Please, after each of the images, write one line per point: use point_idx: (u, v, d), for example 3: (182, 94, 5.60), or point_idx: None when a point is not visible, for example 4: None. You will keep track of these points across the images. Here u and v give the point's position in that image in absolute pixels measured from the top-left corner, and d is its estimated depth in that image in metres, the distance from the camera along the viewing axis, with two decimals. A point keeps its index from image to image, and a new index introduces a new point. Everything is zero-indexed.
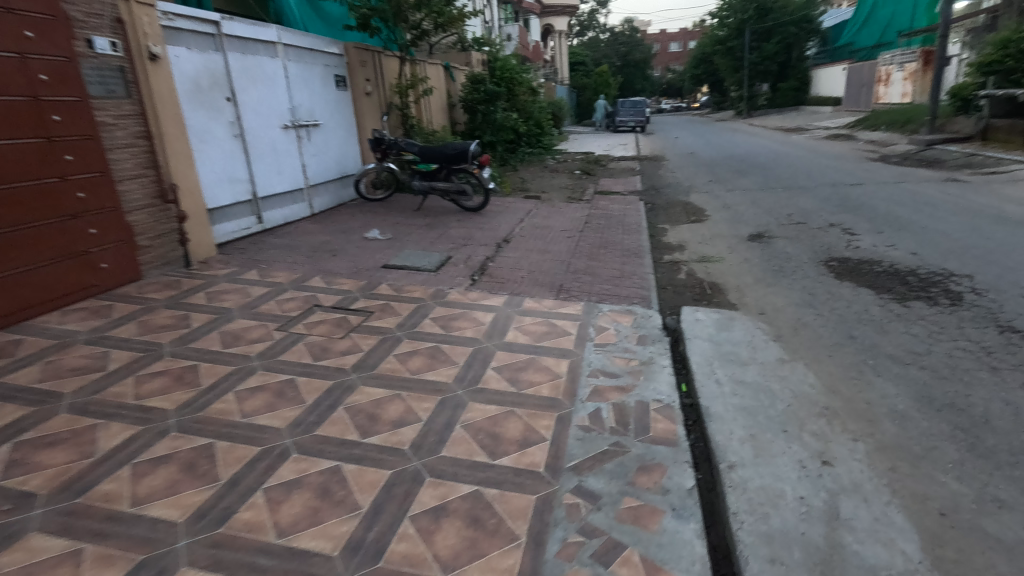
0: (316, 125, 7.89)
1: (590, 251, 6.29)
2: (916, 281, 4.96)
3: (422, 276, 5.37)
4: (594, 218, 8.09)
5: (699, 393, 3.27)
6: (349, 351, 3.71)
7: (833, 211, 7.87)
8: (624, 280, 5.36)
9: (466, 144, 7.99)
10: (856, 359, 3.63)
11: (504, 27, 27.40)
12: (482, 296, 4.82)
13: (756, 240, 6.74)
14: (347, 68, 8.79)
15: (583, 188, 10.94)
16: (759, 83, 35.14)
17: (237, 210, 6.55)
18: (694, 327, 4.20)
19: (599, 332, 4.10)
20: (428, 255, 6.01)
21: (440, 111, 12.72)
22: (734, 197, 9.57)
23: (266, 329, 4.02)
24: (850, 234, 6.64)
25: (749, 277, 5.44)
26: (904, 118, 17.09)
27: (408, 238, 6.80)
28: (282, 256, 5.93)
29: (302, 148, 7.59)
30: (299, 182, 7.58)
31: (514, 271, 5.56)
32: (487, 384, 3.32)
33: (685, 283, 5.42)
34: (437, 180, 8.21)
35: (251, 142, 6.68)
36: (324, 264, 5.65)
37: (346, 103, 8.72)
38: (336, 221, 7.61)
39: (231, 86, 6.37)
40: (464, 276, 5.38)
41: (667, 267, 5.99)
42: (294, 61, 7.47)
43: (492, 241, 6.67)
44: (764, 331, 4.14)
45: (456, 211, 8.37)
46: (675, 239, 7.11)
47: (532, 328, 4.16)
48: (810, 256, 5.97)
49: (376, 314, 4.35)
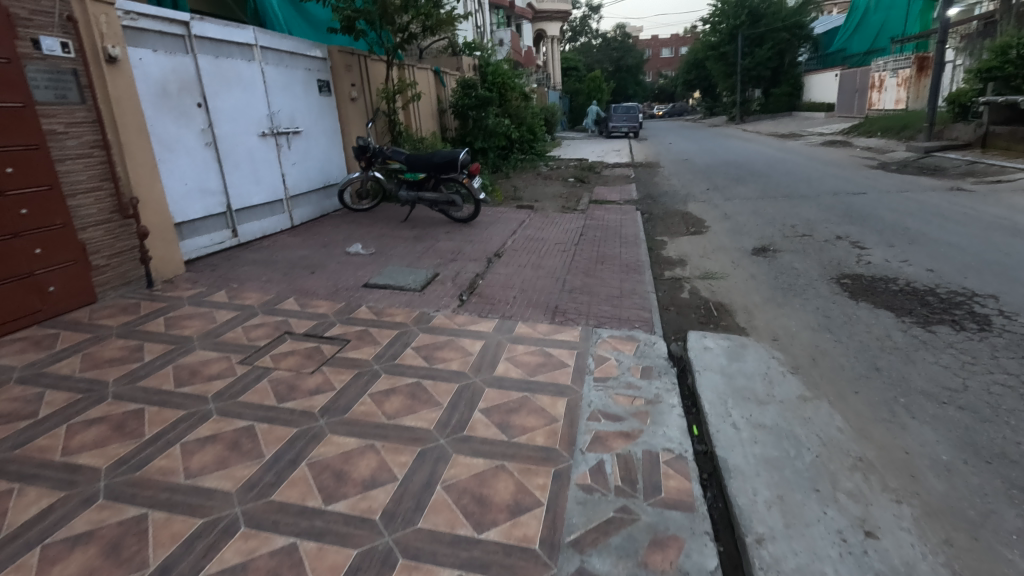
0: (297, 133, 7.47)
1: (586, 267, 5.92)
2: (937, 301, 4.62)
3: (406, 296, 4.97)
4: (590, 230, 7.73)
5: (714, 439, 2.88)
6: (319, 389, 3.30)
7: (839, 222, 7.55)
8: (623, 300, 4.99)
9: (455, 152, 7.60)
10: (886, 397, 3.25)
11: (497, 31, 27.11)
12: (470, 319, 4.43)
13: (760, 254, 6.40)
14: (330, 72, 8.39)
15: (577, 197, 10.57)
16: (752, 89, 35.05)
17: (209, 224, 6.12)
18: (702, 357, 3.82)
19: (599, 363, 3.71)
20: (413, 272, 5.61)
21: (429, 116, 12.32)
22: (734, 207, 9.23)
23: (227, 362, 3.60)
24: (859, 248, 6.30)
25: (757, 296, 5.08)
26: (901, 124, 16.89)
27: (393, 252, 6.39)
28: (256, 274, 5.50)
29: (281, 157, 7.17)
30: (278, 193, 7.16)
31: (505, 290, 5.17)
32: (473, 431, 2.93)
33: (689, 303, 5.05)
34: (425, 190, 7.81)
35: (225, 151, 6.25)
36: (300, 283, 5.23)
37: (330, 108, 8.31)
38: (318, 233, 7.20)
39: (202, 91, 5.96)
40: (452, 296, 4.99)
41: (669, 284, 5.62)
42: (273, 64, 7.06)
43: (483, 256, 6.28)
44: (780, 361, 3.76)
45: (445, 222, 7.98)
46: (675, 252, 6.75)
47: (525, 359, 3.76)
48: (820, 272, 5.62)
49: (353, 343, 3.94)
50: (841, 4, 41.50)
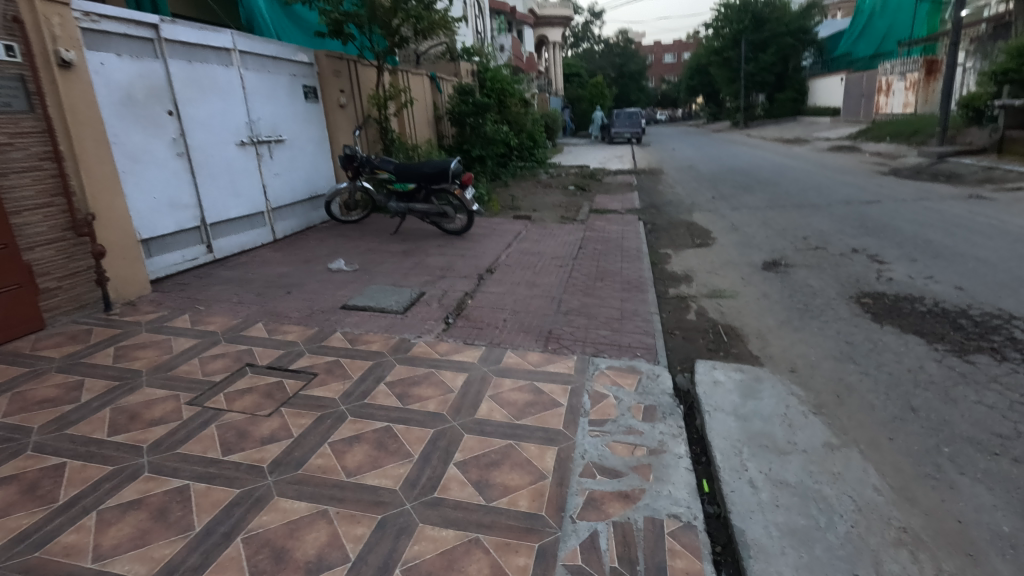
0: (280, 141, 7.10)
1: (585, 284, 5.49)
2: (972, 325, 4.17)
3: (387, 320, 4.55)
4: (589, 242, 7.30)
5: (728, 501, 2.44)
6: (273, 437, 2.87)
7: (854, 234, 7.11)
8: (624, 323, 4.55)
9: (446, 161, 7.20)
10: (927, 446, 2.80)
11: (498, 37, 26.87)
12: (454, 348, 4.00)
13: (772, 269, 5.97)
14: (318, 77, 8.04)
15: (577, 206, 10.17)
16: (756, 94, 34.65)
17: (181, 239, 5.74)
18: (712, 393, 3.39)
19: (596, 403, 3.28)
20: (397, 291, 5.20)
21: (425, 123, 11.94)
22: (741, 217, 8.79)
23: (173, 403, 3.17)
24: (879, 262, 5.86)
25: (770, 317, 4.65)
26: (911, 129, 16.44)
27: (379, 269, 5.99)
28: (227, 295, 5.10)
29: (262, 167, 6.78)
30: (258, 205, 6.77)
31: (495, 313, 4.75)
32: (445, 493, 2.49)
33: (696, 326, 4.61)
34: (415, 201, 7.40)
35: (199, 162, 5.88)
36: (273, 305, 4.83)
37: (317, 115, 7.94)
38: (301, 248, 6.80)
39: (174, 97, 5.58)
40: (436, 320, 4.57)
41: (673, 303, 5.19)
42: (254, 70, 6.69)
43: (474, 272, 5.86)
44: (800, 398, 3.31)
45: (436, 235, 7.58)
46: (680, 267, 6.32)
47: (512, 398, 3.32)
48: (837, 290, 5.19)
49: (320, 378, 3.51)
50: (845, 8, 41.17)
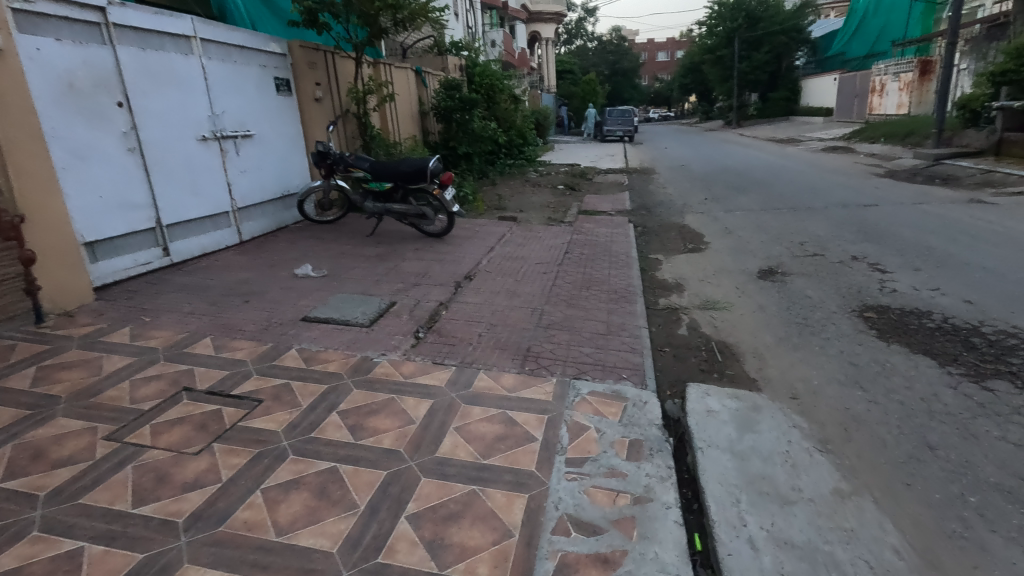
0: (247, 137, 6.65)
1: (569, 294, 5.12)
2: (985, 344, 3.84)
3: (350, 335, 4.15)
4: (576, 246, 6.93)
5: (723, 568, 2.08)
6: (197, 482, 2.46)
7: (853, 240, 6.79)
8: (609, 340, 4.18)
9: (425, 160, 6.79)
10: (950, 495, 2.45)
11: (488, 32, 26.42)
12: (420, 368, 3.61)
13: (768, 278, 5.63)
14: (291, 69, 7.59)
15: (566, 207, 9.79)
16: (749, 93, 34.42)
17: (133, 241, 5.29)
18: (705, 425, 3.02)
19: (575, 437, 2.90)
20: (366, 300, 4.79)
21: (409, 119, 11.51)
22: (735, 219, 8.46)
23: (88, 437, 2.75)
24: (881, 272, 5.53)
25: (767, 333, 4.31)
26: (907, 130, 16.21)
27: (349, 275, 5.58)
28: (178, 304, 4.67)
29: (226, 163, 6.34)
30: (222, 204, 6.33)
31: (470, 326, 4.36)
32: (391, 556, 2.11)
33: (687, 343, 4.25)
34: (392, 202, 6.98)
35: (153, 158, 5.43)
36: (226, 317, 4.40)
37: (290, 109, 7.49)
38: (268, 250, 6.37)
39: (123, 87, 5.13)
40: (405, 335, 4.18)
41: (663, 316, 4.83)
42: (217, 60, 6.24)
43: (451, 280, 5.47)
44: (804, 432, 2.95)
45: (415, 237, 7.16)
46: (671, 275, 5.98)
47: (480, 431, 2.94)
48: (838, 302, 4.86)
49: (265, 405, 3.10)
50: (839, 8, 41.04)
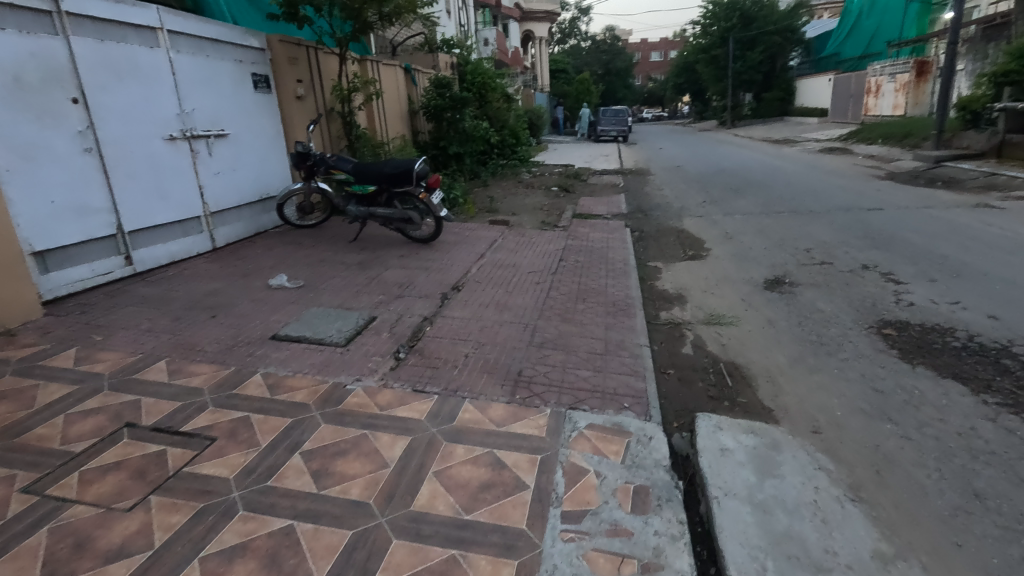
0: (221, 136, 6.23)
1: (564, 307, 4.75)
2: (1020, 367, 3.52)
3: (322, 356, 3.76)
4: (571, 253, 6.55)
5: None
6: (123, 550, 2.08)
7: (861, 246, 6.47)
8: (607, 360, 3.81)
9: (410, 161, 6.39)
10: (1009, 561, 2.12)
11: (480, 30, 25.97)
12: (398, 398, 3.23)
13: (775, 289, 5.29)
14: (270, 65, 7.17)
15: (560, 210, 9.42)
16: (743, 93, 34.20)
17: (91, 250, 4.88)
18: (719, 467, 2.67)
19: (572, 484, 2.54)
20: (343, 316, 4.40)
21: (398, 117, 11.10)
22: (735, 224, 8.12)
23: (3, 490, 2.36)
24: (894, 283, 5.21)
25: (779, 353, 3.96)
26: (905, 131, 15.99)
27: (327, 285, 5.19)
28: (135, 319, 4.26)
29: (197, 165, 5.92)
30: (194, 209, 5.91)
31: (456, 345, 3.98)
32: None
33: (693, 364, 3.89)
34: (376, 205, 6.58)
35: (114, 159, 5.01)
36: (186, 335, 4.00)
37: (268, 107, 7.06)
38: (243, 257, 5.97)
39: (79, 82, 4.70)
40: (384, 356, 3.80)
41: (666, 331, 4.47)
42: (187, 53, 5.81)
43: (437, 290, 5.09)
44: (832, 477, 2.60)
45: (401, 242, 6.77)
46: (671, 284, 5.62)
47: (464, 477, 2.57)
48: (852, 317, 4.53)
49: (217, 445, 2.71)
50: (832, 9, 40.96)
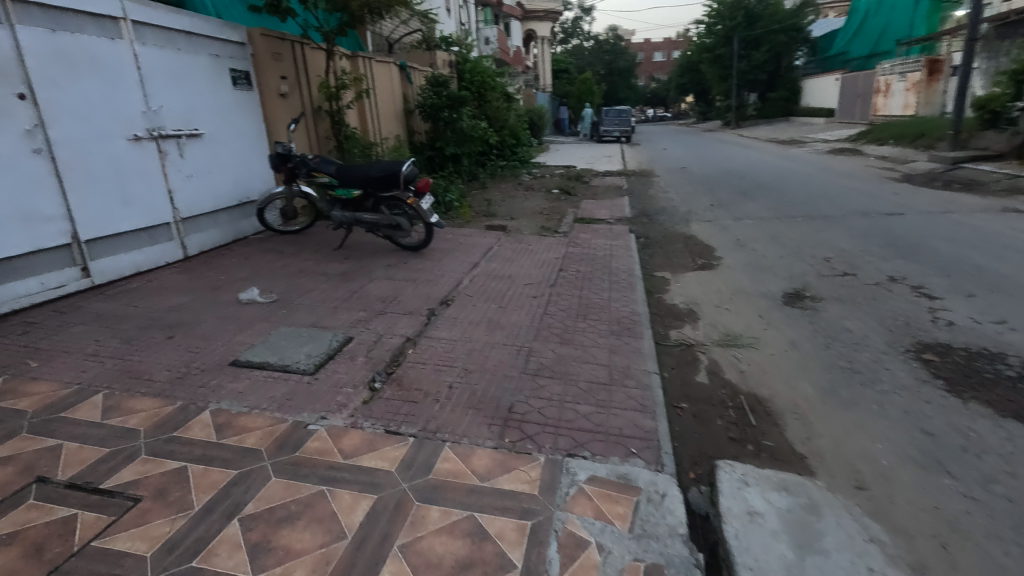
0: (193, 136, 5.78)
1: (563, 327, 4.27)
2: None
3: (285, 388, 3.28)
4: (571, 262, 6.09)
5: None
6: None
7: (885, 256, 5.98)
8: (611, 393, 3.34)
9: (398, 163, 5.93)
10: None
11: (482, 29, 25.54)
12: (367, 442, 2.77)
13: (796, 304, 4.81)
14: (252, 60, 6.70)
15: (560, 214, 8.97)
16: (748, 93, 33.68)
17: (41, 261, 4.43)
18: (749, 537, 2.19)
19: (568, 563, 2.08)
20: (315, 336, 3.94)
21: (392, 116, 10.62)
22: (747, 230, 7.62)
23: None
24: (928, 299, 4.73)
25: (807, 381, 3.48)
26: (918, 132, 15.46)
27: (304, 299, 4.74)
28: (81, 340, 3.81)
29: (167, 167, 5.47)
30: (163, 215, 5.46)
31: (440, 372, 3.52)
32: None
33: (708, 395, 3.41)
34: (362, 211, 6.11)
35: (70, 161, 4.56)
36: (134, 360, 3.55)
37: (248, 105, 6.60)
38: (216, 267, 5.52)
39: (26, 76, 4.26)
40: (356, 387, 3.32)
41: (677, 355, 3.99)
42: (155, 46, 5.35)
43: (424, 306, 4.63)
44: (888, 552, 2.13)
45: (389, 250, 6.30)
46: (681, 298, 5.15)
47: (436, 552, 2.11)
48: (887, 338, 4.04)
49: (140, 508, 2.26)
50: (839, 8, 40.43)
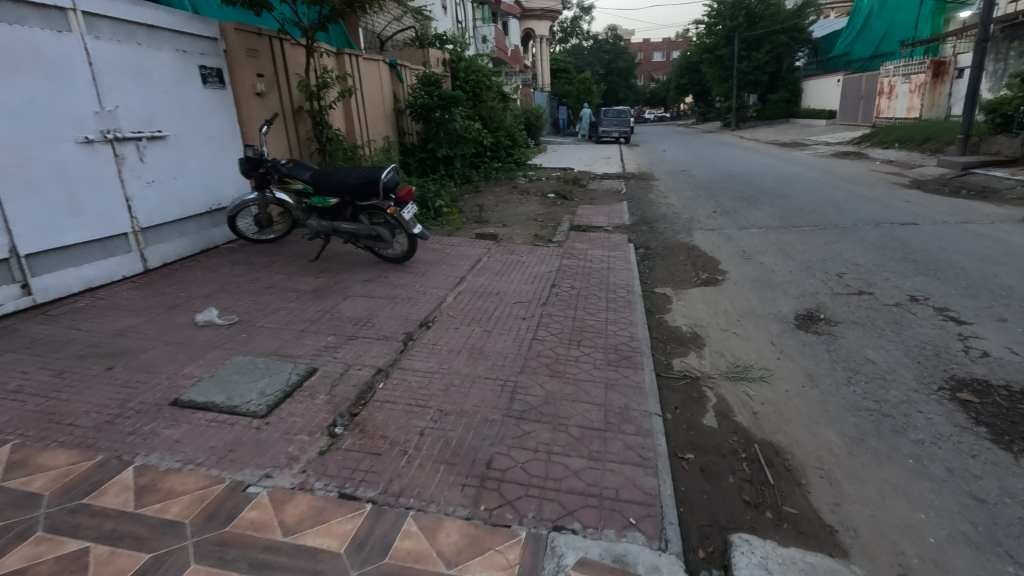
0: (156, 139, 5.32)
1: (553, 356, 3.82)
2: None
3: (228, 435, 2.83)
4: (565, 276, 5.66)
5: None
6: None
7: (903, 271, 5.58)
8: (606, 441, 2.89)
9: (377, 170, 5.47)
10: None
11: (479, 27, 25.03)
12: (316, 511, 2.33)
13: (811, 328, 4.37)
14: (225, 57, 6.23)
15: (556, 220, 8.54)
16: (748, 94, 33.27)
17: None
18: None
19: None
20: (274, 368, 3.50)
21: (380, 117, 10.14)
22: (752, 240, 7.19)
23: None
24: (955, 323, 4.31)
25: (831, 427, 3.04)
26: (924, 136, 15.10)
27: (270, 321, 4.30)
28: (5, 373, 3.37)
29: (124, 173, 5.02)
30: (120, 224, 5.01)
31: (412, 414, 3.07)
32: None
33: (717, 444, 2.97)
34: (340, 220, 5.67)
35: (7, 167, 4.11)
36: (60, 399, 3.11)
37: (220, 105, 6.14)
38: (179, 282, 5.07)
39: None
40: (312, 435, 2.87)
41: (680, 390, 3.54)
42: (111, 40, 4.89)
43: (401, 329, 4.18)
44: None
45: (370, 262, 5.86)
46: (684, 320, 4.71)
47: None
48: (915, 371, 3.62)
49: None
50: (840, 8, 40.06)
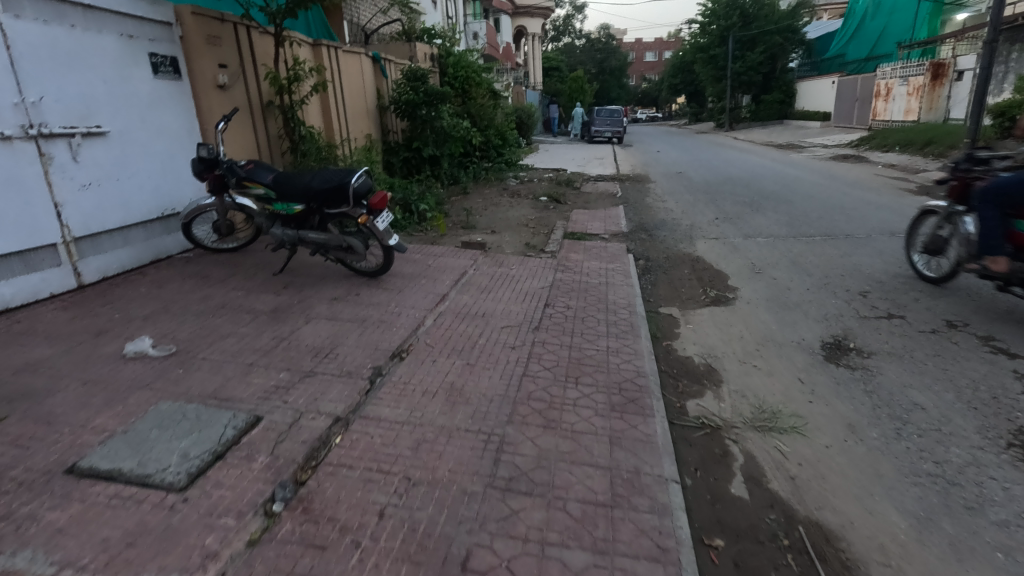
0: (94, 135, 4.65)
1: (548, 400, 3.20)
2: None
3: (131, 520, 2.19)
4: (560, 293, 5.05)
5: None
6: None
7: (932, 290, 5.04)
8: (614, 525, 2.29)
9: (347, 174, 4.82)
10: None
11: (469, 22, 24.24)
12: None
13: (843, 362, 3.79)
14: (181, 45, 5.54)
15: (549, 227, 7.93)
16: (742, 95, 32.85)
17: None
18: None
19: None
20: (206, 419, 2.85)
21: (362, 113, 9.47)
22: (761, 251, 6.63)
23: None
24: (1007, 357, 3.76)
25: (891, 503, 2.47)
26: (926, 140, 14.67)
27: (215, 350, 3.66)
28: None
29: (53, 174, 4.35)
30: (47, 234, 4.34)
31: (371, 486, 2.45)
32: None
33: (752, 526, 2.39)
34: (307, 228, 5.02)
35: None
36: None
37: (174, 98, 5.45)
38: (117, 300, 4.41)
39: None
40: (242, 517, 2.25)
41: (700, 445, 2.95)
42: (36, 20, 4.22)
43: (367, 363, 3.55)
44: None
45: (341, 276, 5.22)
46: (697, 348, 4.11)
47: None
48: (976, 421, 3.06)
49: None
50: (832, 11, 39.88)
